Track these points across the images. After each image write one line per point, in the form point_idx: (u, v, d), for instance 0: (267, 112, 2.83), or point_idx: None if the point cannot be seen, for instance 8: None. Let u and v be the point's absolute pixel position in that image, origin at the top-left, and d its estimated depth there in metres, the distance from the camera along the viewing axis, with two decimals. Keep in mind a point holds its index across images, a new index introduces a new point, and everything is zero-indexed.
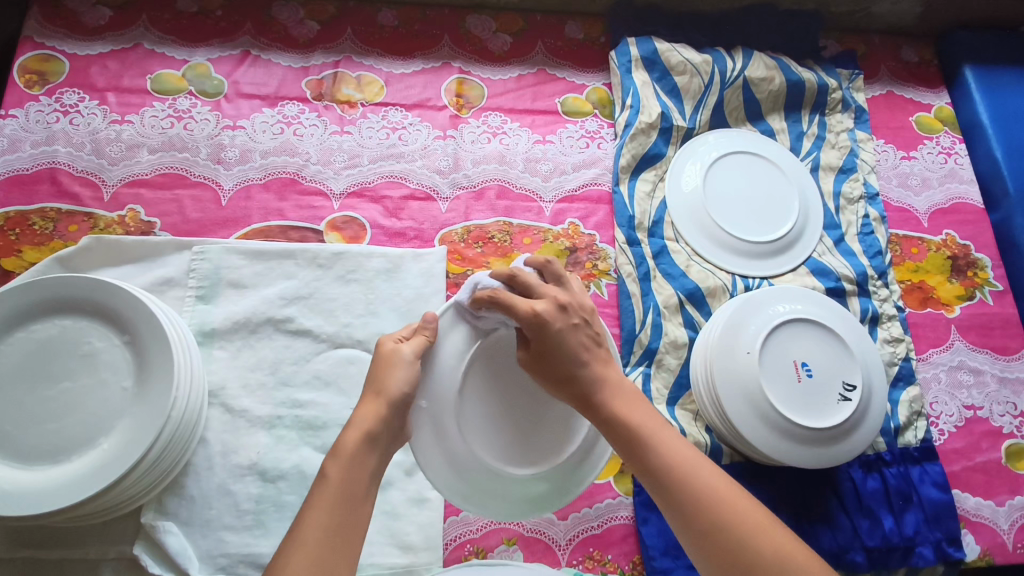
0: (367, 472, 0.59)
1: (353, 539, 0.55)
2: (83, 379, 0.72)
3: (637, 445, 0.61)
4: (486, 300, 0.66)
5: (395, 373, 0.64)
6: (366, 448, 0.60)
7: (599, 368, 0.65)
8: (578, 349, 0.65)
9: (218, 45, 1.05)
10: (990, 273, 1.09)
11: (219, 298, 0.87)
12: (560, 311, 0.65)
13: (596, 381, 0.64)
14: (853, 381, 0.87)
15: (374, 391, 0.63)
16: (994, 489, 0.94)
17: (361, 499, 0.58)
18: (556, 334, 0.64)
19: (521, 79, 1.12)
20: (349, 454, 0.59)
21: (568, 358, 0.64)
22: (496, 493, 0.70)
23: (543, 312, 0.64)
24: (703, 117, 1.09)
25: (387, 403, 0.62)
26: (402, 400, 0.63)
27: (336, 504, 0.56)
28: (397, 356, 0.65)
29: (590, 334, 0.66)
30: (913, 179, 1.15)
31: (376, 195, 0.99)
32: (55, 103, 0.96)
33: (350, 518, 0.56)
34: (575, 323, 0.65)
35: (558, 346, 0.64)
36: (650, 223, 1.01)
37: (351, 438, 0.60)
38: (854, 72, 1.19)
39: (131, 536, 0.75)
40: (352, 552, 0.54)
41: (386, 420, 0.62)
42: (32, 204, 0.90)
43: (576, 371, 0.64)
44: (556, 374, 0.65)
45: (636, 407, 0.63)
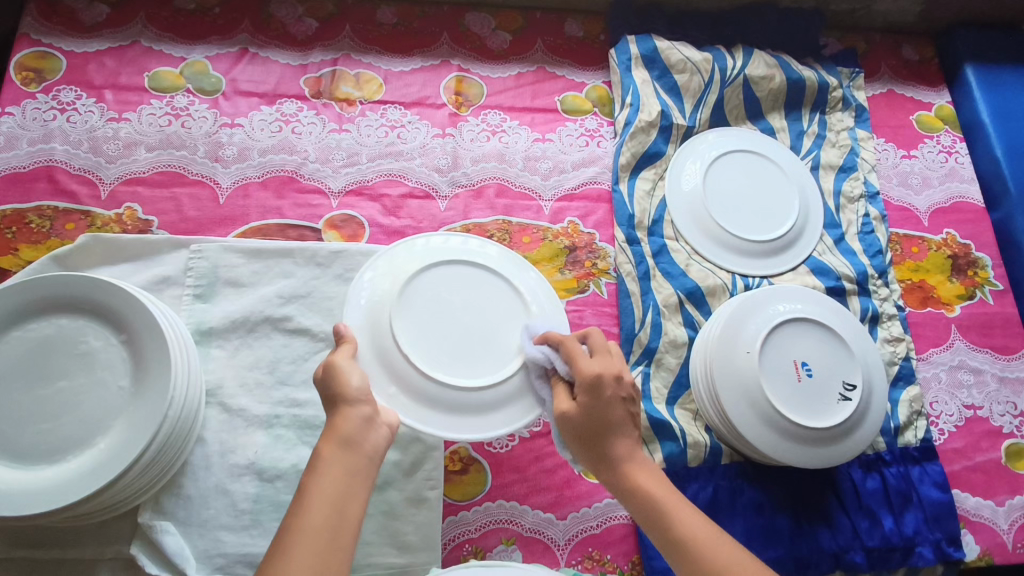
0: (348, 472, 0.58)
1: (345, 540, 0.55)
2: (79, 379, 0.71)
3: (663, 520, 0.62)
4: (556, 341, 0.70)
5: (346, 377, 0.63)
6: (343, 451, 0.59)
7: (628, 443, 0.67)
8: (618, 422, 0.66)
9: (216, 43, 1.04)
10: (990, 272, 1.09)
11: (216, 297, 0.86)
12: (616, 380, 0.66)
13: (623, 456, 0.66)
14: (853, 380, 0.86)
15: (338, 401, 0.62)
16: (994, 488, 0.94)
17: (347, 498, 0.57)
18: (605, 401, 0.65)
19: (520, 77, 1.11)
20: (325, 460, 0.58)
21: (608, 428, 0.66)
22: (463, 419, 0.72)
23: (601, 375, 0.65)
24: (703, 116, 1.09)
25: (351, 404, 0.62)
26: (362, 394, 0.63)
27: (320, 508, 0.55)
28: (333, 366, 0.64)
29: (631, 411, 0.67)
30: (914, 178, 1.14)
31: (374, 193, 0.99)
32: (51, 101, 0.96)
33: (337, 520, 0.55)
34: (623, 397, 0.66)
35: (603, 412, 0.65)
36: (649, 221, 1.01)
37: (326, 446, 0.59)
38: (854, 71, 1.19)
39: (128, 537, 0.74)
40: (344, 553, 0.54)
41: (360, 420, 0.61)
42: (28, 203, 0.90)
43: (610, 444, 0.66)
44: (592, 442, 0.66)
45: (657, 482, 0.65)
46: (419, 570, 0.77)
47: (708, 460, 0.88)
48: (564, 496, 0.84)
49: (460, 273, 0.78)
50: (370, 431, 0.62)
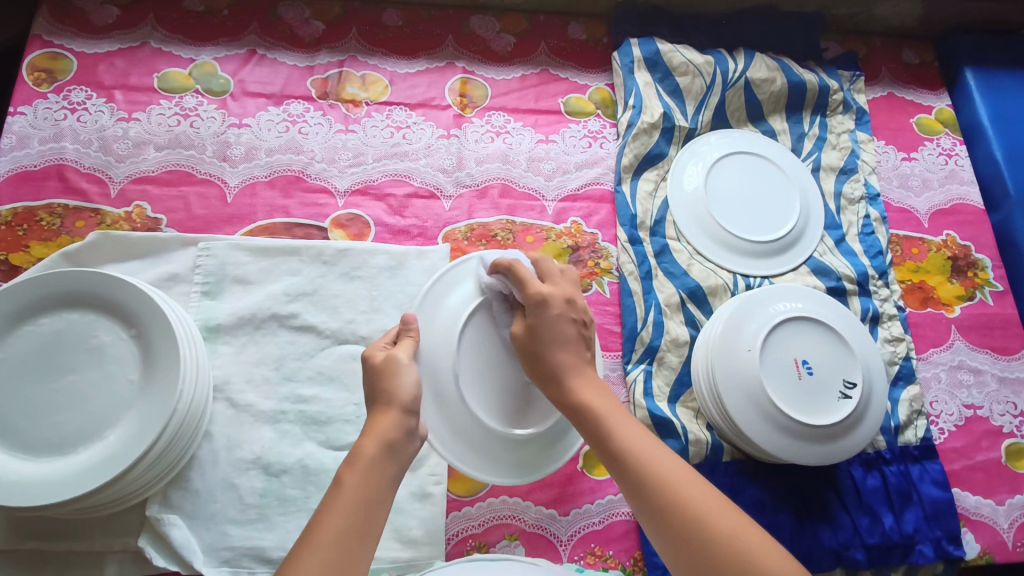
0: (382, 478, 0.58)
1: (366, 543, 0.54)
2: (89, 373, 0.72)
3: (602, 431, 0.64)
4: (507, 266, 0.72)
5: (397, 381, 0.64)
6: (382, 454, 0.59)
7: (576, 365, 0.69)
8: (566, 337, 0.69)
9: (225, 44, 1.06)
10: (990, 273, 1.10)
11: (223, 295, 0.88)
12: (563, 301, 0.71)
13: (567, 369, 0.68)
14: (854, 378, 0.87)
15: (384, 402, 0.63)
16: (994, 488, 0.94)
17: (378, 501, 0.57)
18: (553, 316, 0.69)
19: (524, 79, 1.12)
20: (364, 459, 0.58)
21: (556, 342, 0.69)
22: (514, 460, 0.75)
23: (549, 295, 0.70)
24: (704, 118, 1.10)
25: (401, 408, 0.63)
26: (412, 403, 0.64)
27: (352, 507, 0.55)
28: (390, 363, 0.66)
29: (581, 332, 0.71)
30: (914, 181, 1.15)
31: (380, 193, 1.00)
32: (62, 101, 0.97)
33: (366, 521, 0.55)
34: (574, 318, 0.71)
35: (552, 327, 0.69)
36: (651, 222, 1.02)
37: (366, 444, 0.59)
38: (855, 74, 1.20)
39: (136, 529, 0.76)
40: (367, 556, 0.53)
41: (404, 426, 0.61)
42: (39, 201, 0.91)
43: (563, 365, 0.68)
44: (537, 355, 0.69)
45: (601, 400, 0.67)
46: (422, 564, 0.78)
47: (710, 457, 0.89)
48: (566, 493, 0.85)
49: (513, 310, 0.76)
50: (409, 442, 0.62)
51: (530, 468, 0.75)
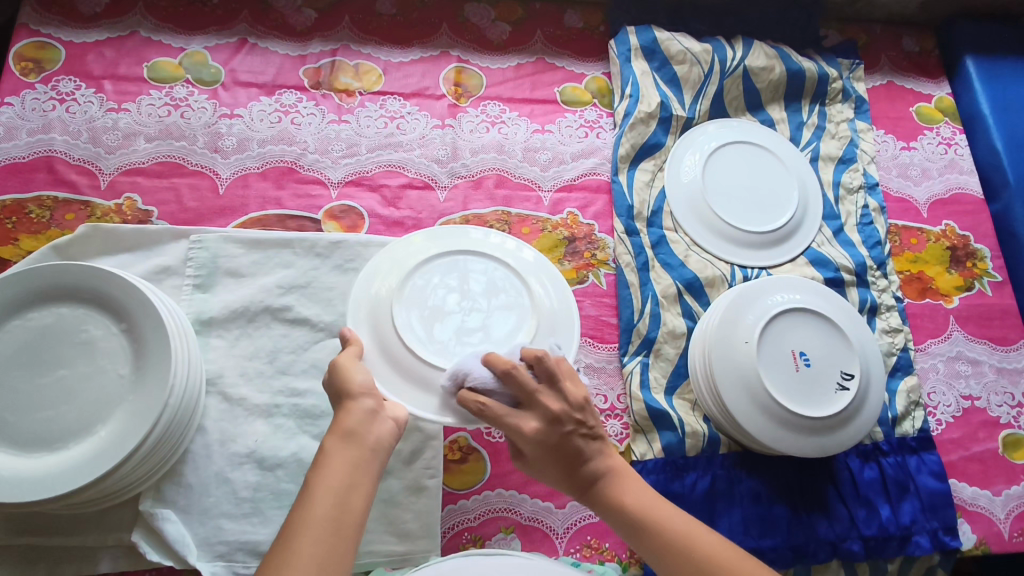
0: (351, 463, 0.57)
1: (347, 537, 0.53)
2: (79, 367, 0.72)
3: (649, 532, 0.62)
4: (476, 407, 0.64)
5: (349, 374, 0.64)
6: (346, 444, 0.58)
7: (596, 463, 0.65)
8: (577, 453, 0.64)
9: (215, 34, 1.04)
10: (989, 263, 1.09)
11: (216, 288, 0.87)
12: (553, 425, 0.63)
13: (595, 479, 0.65)
14: (851, 370, 0.87)
15: (343, 397, 0.63)
16: (991, 479, 0.94)
17: (350, 490, 0.56)
18: (552, 446, 0.64)
19: (520, 68, 1.11)
20: (329, 453, 0.58)
21: (570, 460, 0.64)
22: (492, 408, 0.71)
23: (534, 431, 0.63)
24: (702, 107, 1.09)
25: (354, 398, 0.62)
26: (366, 389, 0.63)
27: (321, 500, 0.54)
28: (335, 364, 0.65)
29: (582, 437, 0.64)
30: (913, 170, 1.14)
31: (374, 184, 0.99)
32: (51, 91, 0.96)
33: (340, 513, 0.54)
34: (570, 431, 0.64)
35: (557, 450, 0.64)
36: (648, 212, 1.01)
37: (329, 441, 0.59)
38: (854, 62, 1.19)
39: (129, 524, 0.75)
40: (347, 548, 0.52)
41: (363, 412, 0.61)
42: (28, 193, 0.90)
43: (585, 474, 0.65)
44: (558, 469, 0.65)
45: (630, 490, 0.64)
46: (417, 558, 0.78)
47: (706, 449, 0.89)
48: None
49: (457, 266, 0.79)
50: (373, 424, 0.61)
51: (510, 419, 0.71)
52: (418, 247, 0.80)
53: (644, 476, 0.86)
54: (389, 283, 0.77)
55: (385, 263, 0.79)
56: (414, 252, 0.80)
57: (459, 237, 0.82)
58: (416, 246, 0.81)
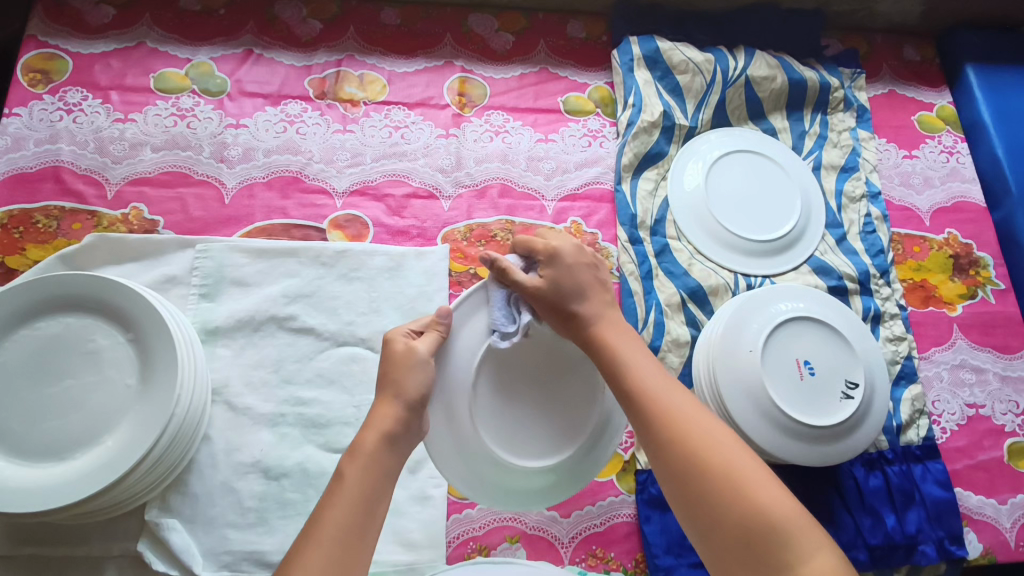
0: (382, 475, 0.58)
1: (366, 542, 0.54)
2: (86, 377, 0.72)
3: (616, 371, 0.63)
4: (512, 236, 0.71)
5: (413, 376, 0.62)
6: (382, 450, 0.59)
7: (601, 308, 0.67)
8: (582, 287, 0.67)
9: (221, 44, 1.05)
10: (991, 272, 1.09)
11: (221, 297, 0.87)
12: (575, 250, 0.69)
13: (593, 317, 0.66)
14: (856, 379, 0.87)
15: (392, 391, 0.62)
16: (997, 487, 0.94)
17: (377, 497, 0.57)
18: (566, 264, 0.67)
19: (523, 78, 1.12)
20: (365, 455, 0.58)
21: (576, 291, 0.66)
22: (507, 486, 0.70)
23: (558, 247, 0.68)
24: (704, 116, 1.09)
25: (405, 405, 0.61)
26: (418, 401, 0.62)
27: (352, 504, 0.55)
28: (414, 357, 0.63)
29: (596, 277, 0.69)
30: (915, 178, 1.15)
31: (379, 194, 0.99)
32: (58, 102, 0.96)
33: (367, 520, 0.55)
34: (586, 262, 0.69)
35: (568, 279, 0.66)
36: (651, 221, 1.02)
37: (367, 438, 0.59)
38: (855, 71, 1.20)
39: (134, 534, 0.75)
40: (365, 554, 0.54)
41: (406, 421, 0.61)
42: (35, 203, 0.90)
43: (581, 312, 0.66)
44: (561, 307, 0.65)
45: (616, 338, 0.65)
46: (423, 568, 0.78)
47: None
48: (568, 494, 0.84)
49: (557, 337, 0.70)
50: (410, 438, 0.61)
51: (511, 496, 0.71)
52: None
53: (649, 485, 0.86)
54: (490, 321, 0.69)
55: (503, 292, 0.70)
56: None
57: None
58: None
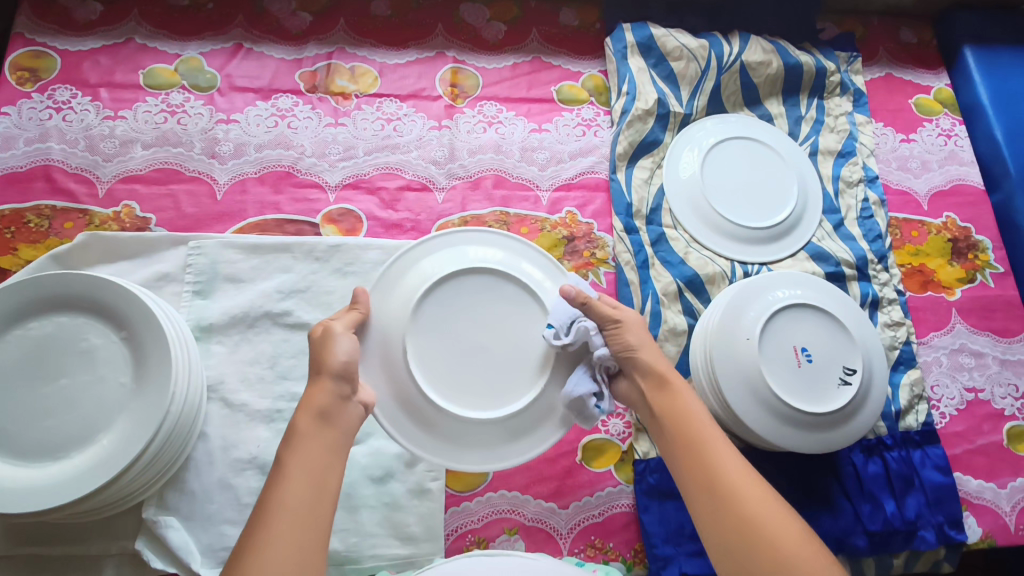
0: (326, 446, 0.60)
1: (322, 512, 0.56)
2: (80, 376, 0.72)
3: (669, 416, 0.66)
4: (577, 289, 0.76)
5: (334, 349, 0.64)
6: (318, 425, 0.60)
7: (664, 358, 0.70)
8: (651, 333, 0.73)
9: (210, 39, 1.04)
10: (991, 255, 1.09)
11: (216, 294, 0.87)
12: None
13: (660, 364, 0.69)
14: (854, 365, 0.86)
15: (319, 371, 0.63)
16: (996, 471, 0.94)
17: (325, 470, 0.58)
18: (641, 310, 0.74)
19: (516, 67, 1.11)
20: (303, 434, 0.60)
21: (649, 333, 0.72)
22: (452, 436, 0.70)
23: None
24: (700, 103, 1.08)
25: (333, 378, 0.63)
26: (345, 370, 0.63)
27: (299, 479, 0.56)
28: (329, 333, 0.65)
29: None
30: (913, 162, 1.14)
31: (372, 187, 0.99)
32: (47, 100, 0.96)
33: (317, 492, 0.57)
34: None
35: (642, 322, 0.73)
36: (647, 210, 1.01)
37: (301, 419, 0.60)
38: (852, 55, 1.18)
39: (132, 532, 0.75)
40: (324, 521, 0.55)
41: (335, 394, 0.62)
42: (26, 202, 0.90)
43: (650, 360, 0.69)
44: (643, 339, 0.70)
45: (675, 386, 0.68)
46: (422, 561, 0.78)
47: None
48: (566, 485, 0.84)
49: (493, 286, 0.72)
50: (344, 408, 0.63)
51: (459, 449, 0.70)
52: (480, 252, 0.75)
53: (648, 475, 0.85)
54: (426, 276, 0.73)
55: (442, 252, 0.75)
56: (468, 255, 0.75)
57: (508, 256, 0.76)
58: (464, 248, 0.75)
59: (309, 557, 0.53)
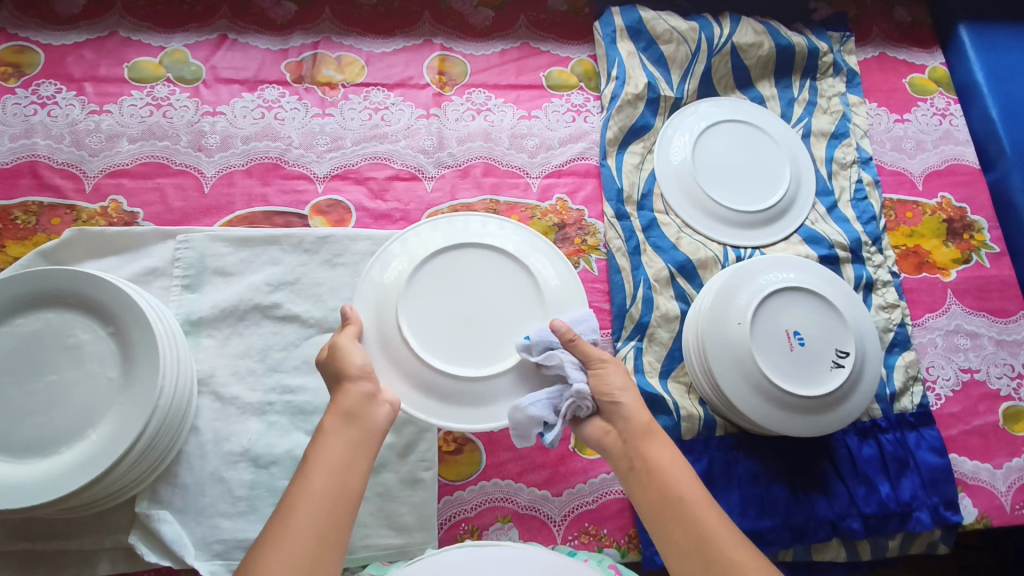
0: (353, 444, 0.60)
1: (346, 507, 0.57)
2: (69, 372, 0.72)
3: (642, 466, 0.64)
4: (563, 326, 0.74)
5: (349, 357, 0.65)
6: (346, 424, 0.61)
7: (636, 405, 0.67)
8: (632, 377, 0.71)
9: (194, 31, 1.03)
10: (986, 235, 1.08)
11: (205, 287, 0.86)
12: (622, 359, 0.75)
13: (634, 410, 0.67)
14: (847, 347, 0.86)
15: (340, 380, 0.65)
16: (992, 452, 0.93)
17: (350, 467, 0.59)
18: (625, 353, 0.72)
19: (504, 54, 1.10)
20: (330, 433, 0.61)
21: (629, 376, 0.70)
22: (441, 400, 0.69)
23: None
24: (691, 86, 1.07)
25: (355, 381, 0.64)
26: (364, 372, 0.65)
27: (323, 475, 0.58)
28: (336, 346, 0.66)
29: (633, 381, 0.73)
30: (907, 143, 1.13)
31: (360, 177, 0.98)
32: (31, 96, 0.95)
33: (342, 488, 0.58)
34: None
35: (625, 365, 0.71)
36: (639, 195, 1.00)
37: (329, 419, 0.62)
38: (845, 35, 1.17)
39: (126, 527, 0.75)
40: (347, 516, 0.57)
41: (362, 394, 0.63)
42: (13, 199, 0.90)
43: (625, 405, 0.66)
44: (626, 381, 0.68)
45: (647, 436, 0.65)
46: (415, 550, 0.78)
47: (702, 432, 0.88)
48: (559, 473, 0.84)
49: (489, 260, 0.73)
50: (372, 406, 0.63)
51: (448, 415, 0.69)
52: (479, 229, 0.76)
53: None
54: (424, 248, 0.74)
55: (440, 228, 0.76)
56: (468, 232, 0.76)
57: (506, 234, 0.76)
58: (470, 225, 0.76)
59: (328, 549, 0.54)
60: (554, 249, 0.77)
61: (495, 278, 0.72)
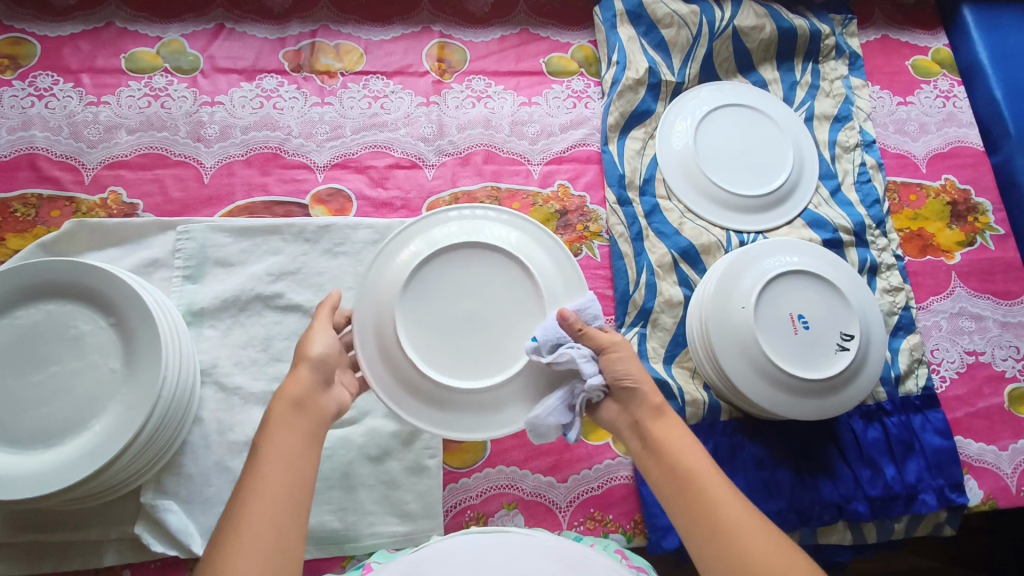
0: (303, 433, 0.60)
1: (302, 492, 0.56)
2: (71, 363, 0.71)
3: (654, 448, 0.64)
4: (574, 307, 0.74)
5: (314, 342, 0.66)
6: (294, 412, 0.60)
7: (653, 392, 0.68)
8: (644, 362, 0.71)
9: (191, 21, 1.02)
10: (991, 217, 1.07)
11: (206, 278, 0.86)
12: None
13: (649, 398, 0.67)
14: (852, 330, 0.85)
15: (297, 362, 0.65)
16: (998, 434, 0.93)
17: (302, 455, 0.58)
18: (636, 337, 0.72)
19: (503, 40, 1.09)
20: (280, 421, 0.59)
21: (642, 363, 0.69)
22: (441, 406, 0.69)
23: None
24: (692, 71, 1.06)
25: (312, 367, 0.64)
26: (323, 359, 0.65)
27: (278, 462, 0.56)
28: (305, 332, 0.68)
29: None
30: (910, 125, 1.12)
31: (361, 166, 0.98)
32: (28, 88, 0.95)
33: (296, 474, 0.56)
34: None
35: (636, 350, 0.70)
36: (641, 180, 1.00)
37: (277, 407, 0.60)
38: (847, 17, 1.16)
39: (132, 517, 0.75)
40: (304, 500, 0.55)
41: (312, 381, 0.63)
42: (12, 191, 0.89)
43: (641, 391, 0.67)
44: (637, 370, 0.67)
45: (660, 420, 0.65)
46: (421, 537, 0.78)
47: (707, 417, 0.88)
48: (564, 459, 0.84)
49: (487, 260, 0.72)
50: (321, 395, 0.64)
51: (450, 421, 0.69)
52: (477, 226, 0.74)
53: None
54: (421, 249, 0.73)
55: (438, 226, 0.75)
56: (466, 229, 0.74)
57: (505, 230, 0.75)
58: (470, 223, 0.75)
59: (291, 533, 0.53)
60: (557, 245, 0.76)
61: (499, 284, 0.71)
